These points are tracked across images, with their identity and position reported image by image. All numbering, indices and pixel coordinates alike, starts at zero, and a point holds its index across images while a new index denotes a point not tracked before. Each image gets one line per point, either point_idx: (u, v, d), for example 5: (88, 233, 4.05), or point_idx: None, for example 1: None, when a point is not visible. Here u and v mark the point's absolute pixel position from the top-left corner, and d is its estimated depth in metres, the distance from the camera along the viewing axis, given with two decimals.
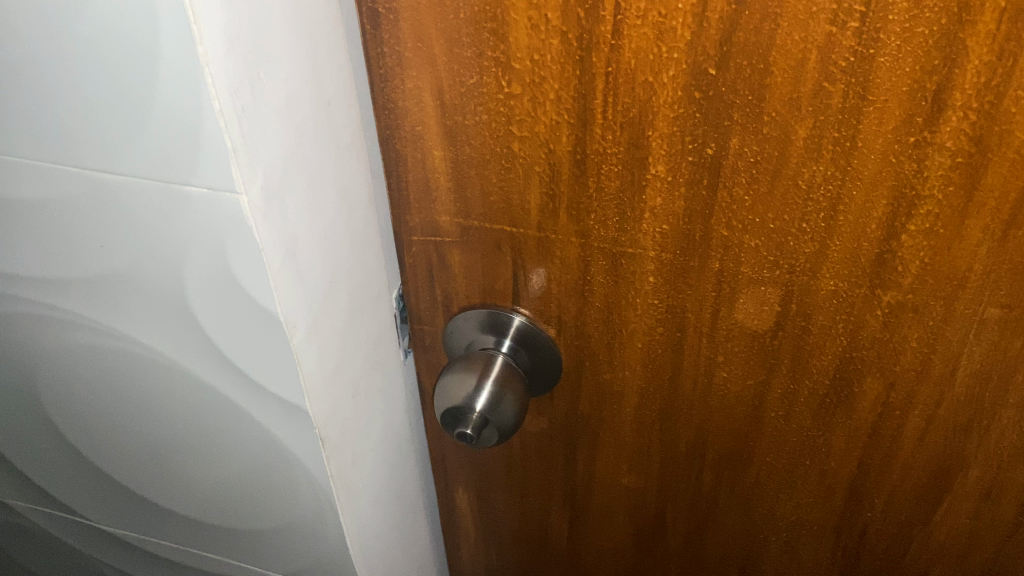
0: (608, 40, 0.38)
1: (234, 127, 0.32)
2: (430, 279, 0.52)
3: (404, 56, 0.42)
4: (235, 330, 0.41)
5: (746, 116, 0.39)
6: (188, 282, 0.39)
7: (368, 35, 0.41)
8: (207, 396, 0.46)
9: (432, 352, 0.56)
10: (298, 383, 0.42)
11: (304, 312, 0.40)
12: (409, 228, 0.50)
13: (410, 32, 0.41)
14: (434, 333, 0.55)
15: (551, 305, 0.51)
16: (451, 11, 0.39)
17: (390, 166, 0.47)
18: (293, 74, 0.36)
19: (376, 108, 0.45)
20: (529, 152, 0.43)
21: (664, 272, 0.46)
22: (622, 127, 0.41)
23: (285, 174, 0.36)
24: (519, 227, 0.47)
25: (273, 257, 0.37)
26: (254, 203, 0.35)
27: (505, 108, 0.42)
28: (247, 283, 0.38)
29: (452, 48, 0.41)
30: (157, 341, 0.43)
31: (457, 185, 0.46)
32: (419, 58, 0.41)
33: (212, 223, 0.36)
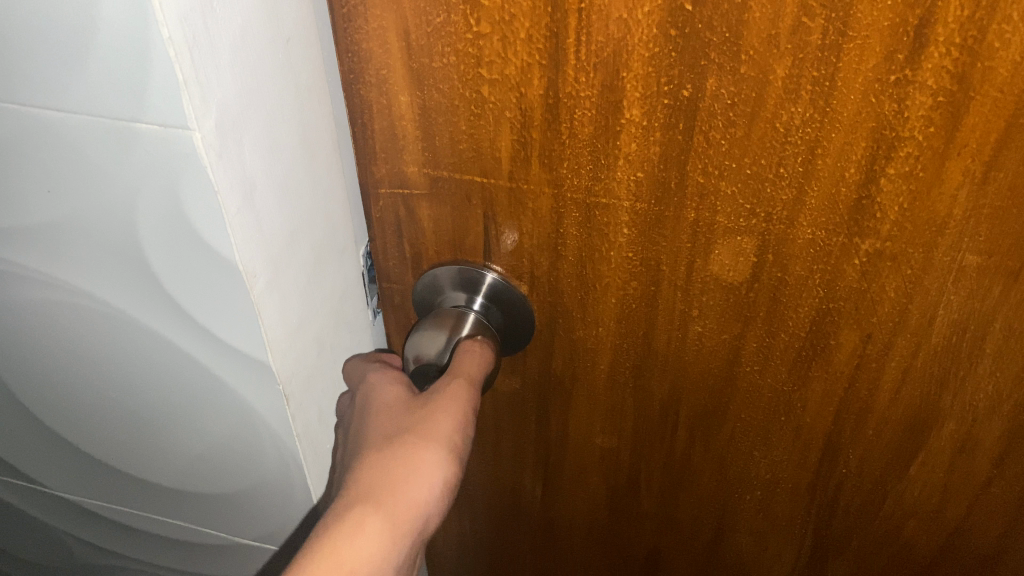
0: None
1: (185, 58, 0.30)
2: (398, 234, 0.50)
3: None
4: (193, 279, 0.39)
5: (723, 55, 0.37)
6: (144, 228, 0.38)
7: None
8: (166, 352, 0.44)
9: (401, 312, 0.55)
10: (259, 336, 0.41)
11: (265, 261, 0.39)
12: (376, 180, 0.48)
13: None
14: (403, 291, 0.54)
15: (523, 260, 0.49)
16: None
17: (355, 113, 0.45)
18: (249, 4, 0.34)
19: (339, 51, 0.43)
20: (499, 96, 0.42)
21: (638, 223, 0.45)
22: (596, 68, 0.39)
23: (242, 110, 0.34)
24: (489, 178, 0.46)
25: (230, 200, 0.35)
26: (209, 141, 0.33)
27: (474, 49, 0.40)
28: (203, 228, 0.36)
29: None
30: (113, 293, 0.42)
31: (425, 132, 0.45)
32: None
33: (164, 163, 0.34)
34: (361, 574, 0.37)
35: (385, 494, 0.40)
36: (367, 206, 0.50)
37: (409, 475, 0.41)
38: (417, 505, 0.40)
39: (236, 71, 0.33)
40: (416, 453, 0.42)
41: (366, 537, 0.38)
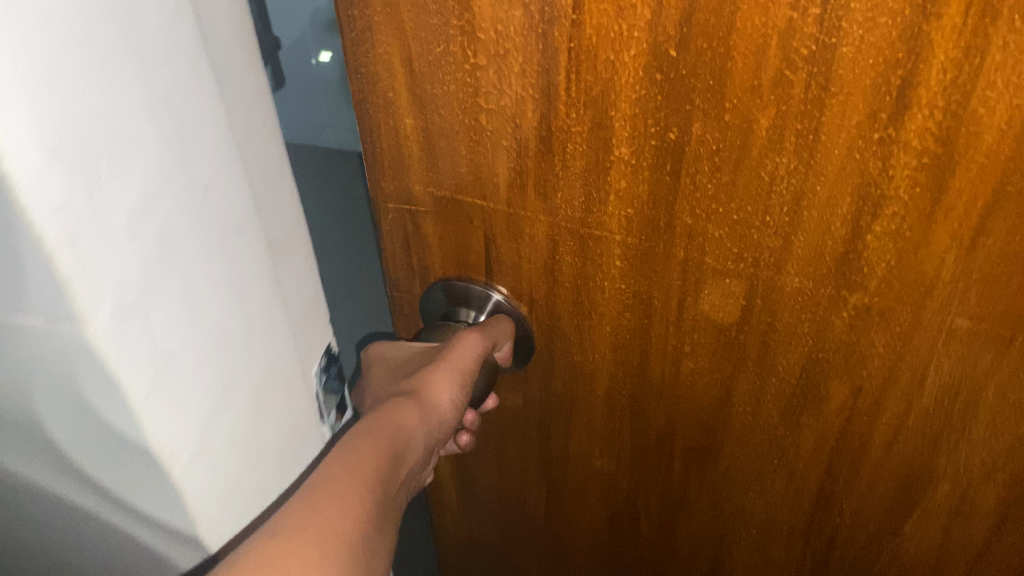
0: (569, 15, 0.37)
1: (67, 253, 0.29)
2: (406, 247, 0.52)
3: (374, 21, 0.41)
4: (110, 445, 0.38)
5: (708, 101, 0.37)
6: (57, 401, 0.37)
7: None
8: (100, 500, 0.43)
9: (411, 321, 0.57)
10: (183, 494, 0.39)
11: (184, 429, 0.37)
12: (384, 195, 0.50)
13: None
14: (412, 301, 0.55)
15: (522, 282, 0.50)
16: None
17: (365, 131, 0.47)
18: (155, 172, 0.32)
19: (349, 72, 0.44)
20: (496, 125, 0.43)
21: (630, 257, 0.45)
22: (586, 105, 0.40)
23: (145, 291, 0.33)
24: (488, 202, 0.47)
25: (136, 382, 0.34)
26: (104, 333, 0.31)
27: (471, 79, 0.42)
28: (112, 407, 0.35)
29: (419, 14, 0.40)
30: (42, 454, 0.41)
31: (428, 154, 0.46)
32: (388, 22, 0.41)
33: (64, 351, 0.33)
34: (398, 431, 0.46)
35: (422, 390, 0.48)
36: (378, 219, 0.51)
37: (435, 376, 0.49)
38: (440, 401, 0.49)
39: (142, 248, 0.32)
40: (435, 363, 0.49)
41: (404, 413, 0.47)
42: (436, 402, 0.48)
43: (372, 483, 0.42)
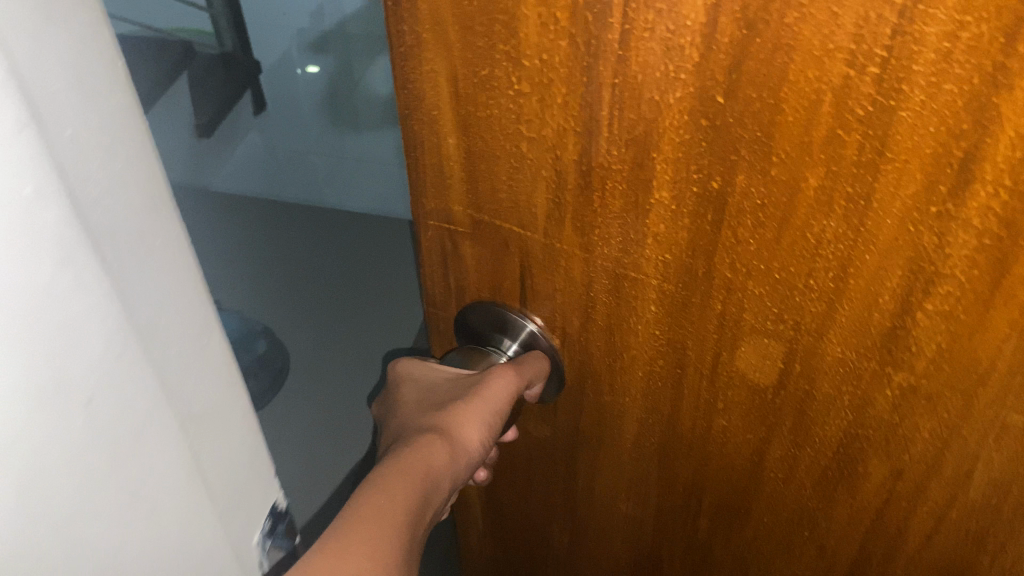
0: (615, 50, 0.35)
1: None
2: (443, 265, 0.51)
3: (421, 38, 0.40)
4: None
5: (754, 154, 0.35)
6: None
7: (390, 10, 0.40)
8: None
9: (445, 338, 0.56)
10: None
11: None
12: (425, 212, 0.49)
13: (428, 14, 0.39)
14: (447, 319, 0.55)
15: (556, 315, 0.48)
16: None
17: (408, 147, 0.46)
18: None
19: (397, 86, 0.44)
20: (537, 155, 0.41)
21: (666, 303, 0.43)
22: (627, 144, 0.38)
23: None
24: (526, 230, 0.45)
25: None
26: None
27: (515, 105, 0.40)
28: None
29: (466, 36, 0.39)
30: None
31: (470, 176, 0.45)
32: (435, 40, 0.40)
33: None
34: (432, 471, 0.45)
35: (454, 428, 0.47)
36: (419, 234, 0.51)
37: (467, 414, 0.48)
38: (470, 442, 0.48)
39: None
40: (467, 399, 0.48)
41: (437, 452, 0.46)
42: (465, 429, 0.48)
43: (405, 529, 0.41)
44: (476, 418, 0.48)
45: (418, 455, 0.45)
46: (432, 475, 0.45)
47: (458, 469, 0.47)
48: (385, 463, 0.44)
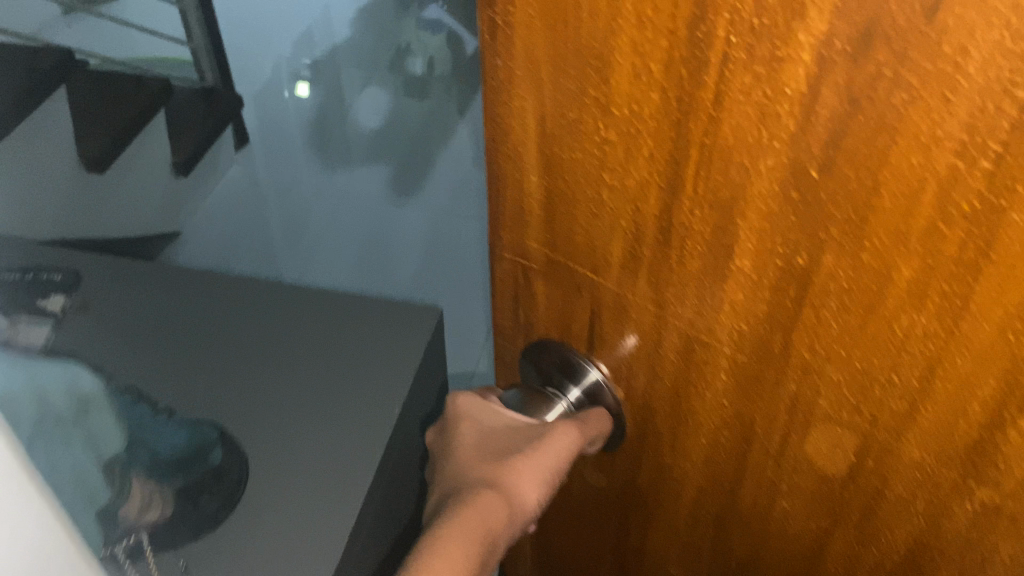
0: (708, 110, 0.33)
1: None
2: (516, 298, 0.50)
3: (514, 73, 0.40)
4: None
5: (845, 235, 0.32)
6: None
7: (487, 44, 0.40)
8: None
9: (511, 370, 0.55)
10: None
11: None
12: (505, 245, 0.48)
13: (522, 50, 0.38)
14: (514, 353, 0.54)
15: (623, 367, 0.47)
16: (562, 37, 0.36)
17: (493, 180, 0.45)
18: None
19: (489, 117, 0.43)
20: (618, 204, 0.40)
21: (736, 374, 0.41)
22: (711, 207, 0.36)
23: None
24: (599, 277, 0.44)
25: None
26: None
27: (600, 152, 0.39)
28: None
29: (558, 77, 0.38)
30: None
31: (549, 216, 0.44)
32: (527, 77, 0.39)
33: None
34: (492, 537, 0.43)
35: (513, 489, 0.46)
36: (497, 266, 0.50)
37: (526, 471, 0.46)
38: (528, 502, 0.46)
39: None
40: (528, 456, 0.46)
41: (496, 516, 0.44)
42: (525, 488, 0.46)
43: None
44: (536, 478, 0.46)
45: (477, 519, 0.43)
46: (492, 536, 0.43)
47: (514, 527, 0.45)
48: (442, 526, 0.43)
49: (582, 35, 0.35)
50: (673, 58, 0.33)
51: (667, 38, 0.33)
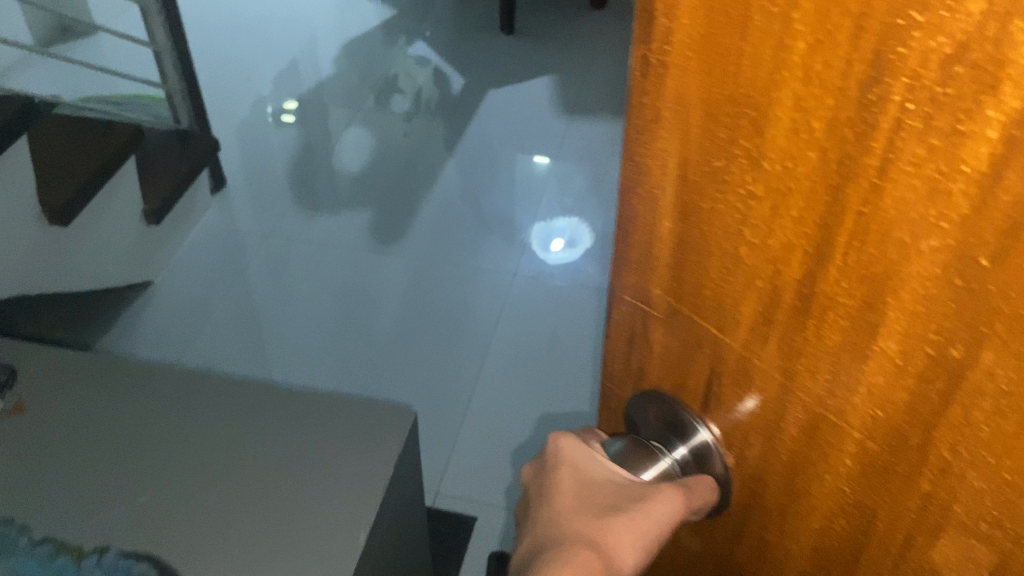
0: (872, 176, 0.31)
1: None
2: (629, 344, 0.48)
3: (661, 114, 0.38)
4: None
5: (1012, 334, 0.29)
6: None
7: (637, 80, 0.38)
8: None
9: (615, 414, 0.53)
10: None
11: None
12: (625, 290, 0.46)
13: (674, 92, 0.37)
14: (621, 397, 0.52)
15: (737, 435, 0.44)
16: (720, 84, 0.34)
17: (622, 220, 0.44)
18: None
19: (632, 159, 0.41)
20: (755, 263, 0.38)
21: (863, 460, 0.38)
22: (861, 280, 0.33)
23: None
24: (724, 336, 0.41)
25: None
26: None
27: (743, 206, 0.36)
28: None
29: (709, 122, 0.36)
30: None
31: (677, 266, 0.42)
32: (674, 119, 0.37)
33: None
34: None
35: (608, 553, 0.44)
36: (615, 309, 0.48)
37: (624, 536, 0.44)
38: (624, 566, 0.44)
39: None
40: (627, 521, 0.44)
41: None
42: (622, 551, 0.44)
43: None
44: (633, 543, 0.44)
45: None
46: None
47: None
48: None
49: (742, 82, 0.33)
50: (840, 115, 0.31)
51: (835, 101, 0.31)
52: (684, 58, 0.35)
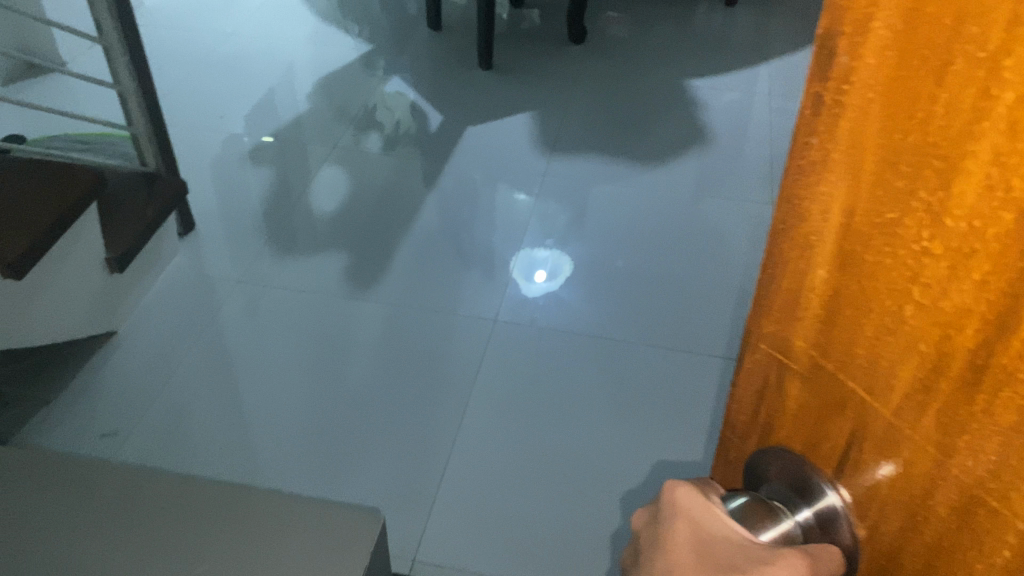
0: (998, 214, 0.46)
1: None
2: (766, 392, 0.69)
3: (826, 176, 0.57)
4: None
5: None
6: None
7: (799, 153, 0.58)
8: None
9: (759, 476, 0.72)
10: None
11: None
12: (766, 341, 0.67)
13: (837, 171, 0.56)
14: (761, 461, 0.72)
15: (867, 469, 0.60)
16: (880, 176, 0.52)
17: (779, 274, 0.64)
18: None
19: (796, 201, 0.60)
20: (903, 297, 0.53)
21: (1002, 457, 0.50)
22: (990, 310, 0.48)
23: None
24: (865, 388, 0.58)
25: None
26: None
27: (899, 260, 0.53)
28: None
29: (874, 201, 0.53)
30: None
31: (828, 315, 0.60)
32: (842, 185, 0.55)
33: None
34: None
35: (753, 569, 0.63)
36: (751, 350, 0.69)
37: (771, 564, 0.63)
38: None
39: None
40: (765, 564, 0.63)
41: None
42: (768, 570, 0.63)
43: None
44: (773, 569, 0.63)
45: None
46: None
47: None
48: None
49: (904, 160, 0.50)
50: (977, 176, 0.46)
51: (968, 160, 0.46)
52: (864, 95, 0.51)
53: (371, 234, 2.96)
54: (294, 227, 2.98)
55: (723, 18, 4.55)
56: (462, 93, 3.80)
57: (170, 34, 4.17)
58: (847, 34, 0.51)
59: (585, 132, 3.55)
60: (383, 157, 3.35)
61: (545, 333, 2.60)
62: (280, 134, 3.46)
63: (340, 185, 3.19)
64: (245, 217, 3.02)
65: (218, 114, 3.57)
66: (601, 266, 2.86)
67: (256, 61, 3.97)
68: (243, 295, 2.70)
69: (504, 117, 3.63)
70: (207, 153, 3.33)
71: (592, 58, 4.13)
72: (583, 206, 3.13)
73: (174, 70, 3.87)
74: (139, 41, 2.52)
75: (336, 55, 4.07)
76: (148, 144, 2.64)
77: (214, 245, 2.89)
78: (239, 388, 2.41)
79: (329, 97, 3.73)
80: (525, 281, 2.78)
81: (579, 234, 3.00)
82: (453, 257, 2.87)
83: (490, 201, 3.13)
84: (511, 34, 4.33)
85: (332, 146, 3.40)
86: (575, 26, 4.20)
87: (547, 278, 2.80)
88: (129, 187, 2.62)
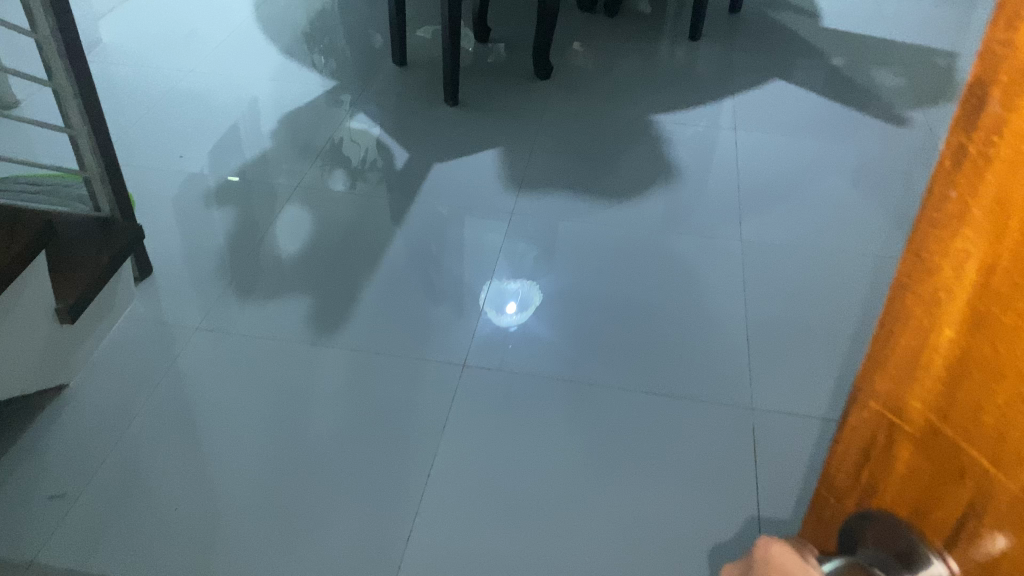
0: None
1: None
2: (871, 453, 0.73)
3: (937, 258, 0.62)
4: None
5: None
6: None
7: (924, 220, 0.63)
8: None
9: (857, 535, 0.73)
10: None
11: None
12: (877, 399, 0.71)
13: (948, 259, 0.61)
14: (867, 525, 0.72)
15: (966, 544, 0.64)
16: (995, 270, 0.57)
17: (892, 333, 0.68)
18: None
19: (924, 255, 0.63)
20: (999, 390, 0.59)
21: None
22: None
23: None
24: (966, 468, 0.63)
25: None
26: None
27: (999, 348, 0.58)
28: None
29: (983, 291, 0.58)
30: None
31: (934, 392, 0.64)
32: (953, 271, 0.61)
33: None
34: None
35: None
36: (861, 408, 0.73)
37: None
38: None
39: None
40: None
41: None
42: None
43: None
44: None
45: None
46: None
47: None
48: None
49: (1005, 267, 0.56)
50: None
51: None
52: (976, 209, 0.58)
53: (336, 275, 2.89)
54: (257, 268, 2.90)
55: (686, 52, 4.59)
56: (428, 129, 3.77)
57: (127, 70, 4.08)
58: (983, 127, 0.57)
59: (553, 168, 3.54)
60: (348, 194, 3.29)
61: (518, 374, 2.55)
62: (242, 172, 3.39)
63: (304, 224, 3.11)
64: (206, 258, 2.93)
65: (178, 153, 3.48)
66: (573, 303, 2.83)
67: (214, 97, 3.90)
68: (202, 341, 2.61)
69: (470, 153, 3.61)
70: (167, 192, 3.24)
71: (558, 94, 4.13)
72: (553, 242, 3.10)
73: (133, 107, 3.78)
74: (92, 85, 2.41)
75: (300, 91, 4.01)
76: (101, 189, 2.53)
77: (175, 289, 2.80)
78: (201, 447, 2.30)
79: (293, 134, 3.67)
80: (496, 313, 2.77)
81: (550, 272, 2.96)
82: (422, 297, 2.81)
83: (460, 240, 3.09)
84: (476, 69, 4.32)
85: (295, 184, 3.33)
86: (540, 62, 4.20)
87: (519, 310, 2.79)
88: (81, 236, 2.52)
